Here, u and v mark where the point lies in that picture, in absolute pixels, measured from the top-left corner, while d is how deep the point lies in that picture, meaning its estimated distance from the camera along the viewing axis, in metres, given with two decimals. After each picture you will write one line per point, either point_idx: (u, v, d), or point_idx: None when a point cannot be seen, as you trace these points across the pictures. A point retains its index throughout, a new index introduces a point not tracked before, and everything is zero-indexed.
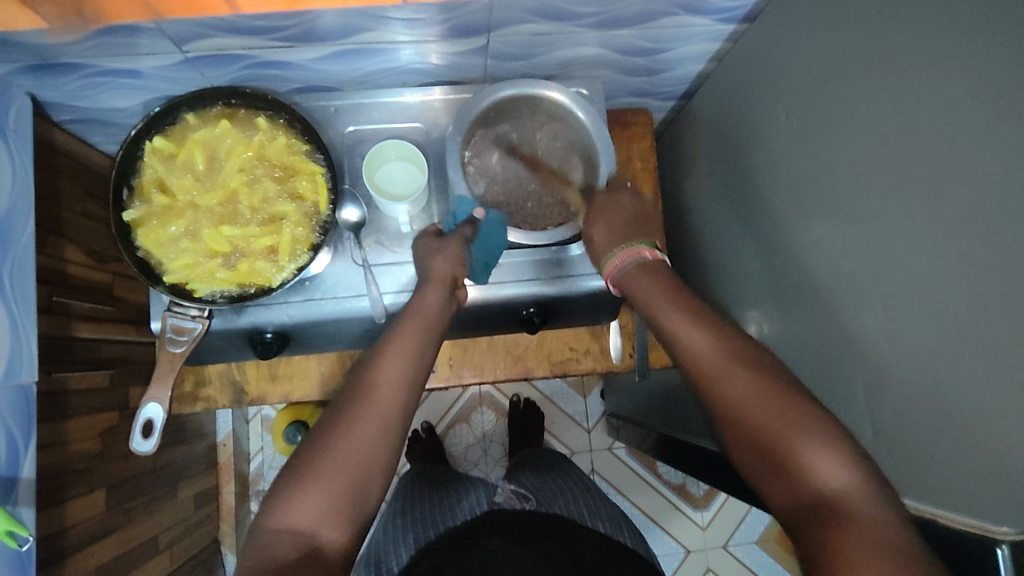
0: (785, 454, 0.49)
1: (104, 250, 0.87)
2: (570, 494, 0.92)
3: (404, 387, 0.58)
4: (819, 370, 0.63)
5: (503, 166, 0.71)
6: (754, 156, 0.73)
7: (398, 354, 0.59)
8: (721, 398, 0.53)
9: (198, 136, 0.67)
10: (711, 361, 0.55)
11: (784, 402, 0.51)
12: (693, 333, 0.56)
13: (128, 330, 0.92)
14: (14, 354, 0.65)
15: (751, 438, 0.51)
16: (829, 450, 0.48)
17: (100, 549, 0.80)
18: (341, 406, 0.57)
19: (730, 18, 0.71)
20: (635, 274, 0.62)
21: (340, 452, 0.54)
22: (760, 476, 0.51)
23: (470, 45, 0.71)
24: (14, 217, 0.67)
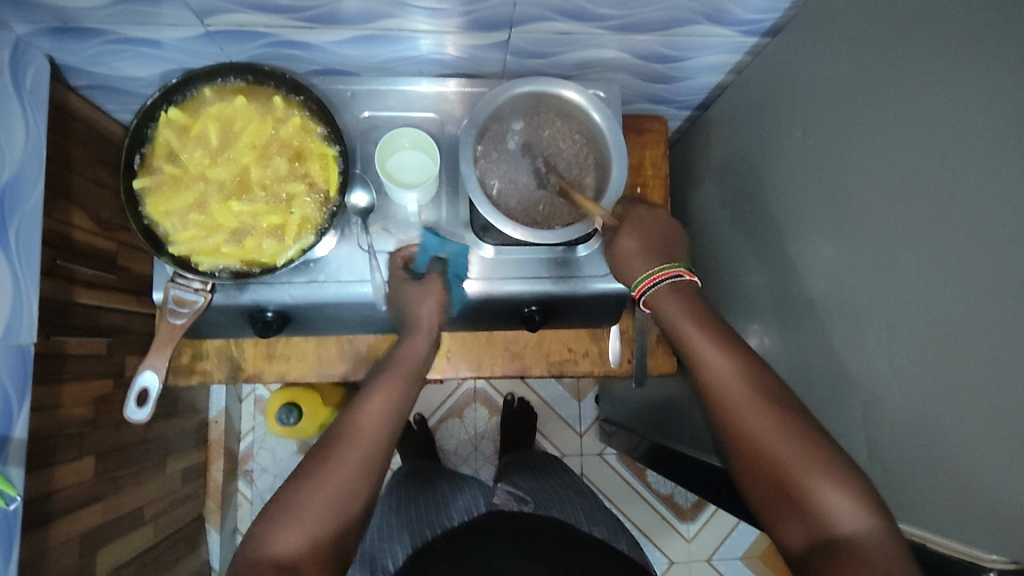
0: (801, 491, 0.51)
1: (111, 218, 0.87)
2: (568, 499, 0.93)
3: (389, 427, 0.59)
4: (816, 388, 0.63)
5: (515, 164, 0.71)
6: (766, 170, 0.73)
7: (385, 395, 0.60)
8: (739, 433, 0.55)
9: (213, 110, 0.67)
10: (732, 391, 0.56)
11: (803, 437, 0.53)
12: (713, 360, 0.58)
13: (128, 300, 0.92)
14: (14, 313, 0.65)
15: (766, 473, 0.53)
16: (839, 488, 0.50)
17: (85, 515, 0.80)
18: (325, 443, 0.58)
19: (752, 31, 0.71)
20: (665, 300, 0.62)
21: (325, 483, 0.55)
22: (771, 509, 0.54)
23: (490, 39, 0.70)
24: (24, 177, 0.67)
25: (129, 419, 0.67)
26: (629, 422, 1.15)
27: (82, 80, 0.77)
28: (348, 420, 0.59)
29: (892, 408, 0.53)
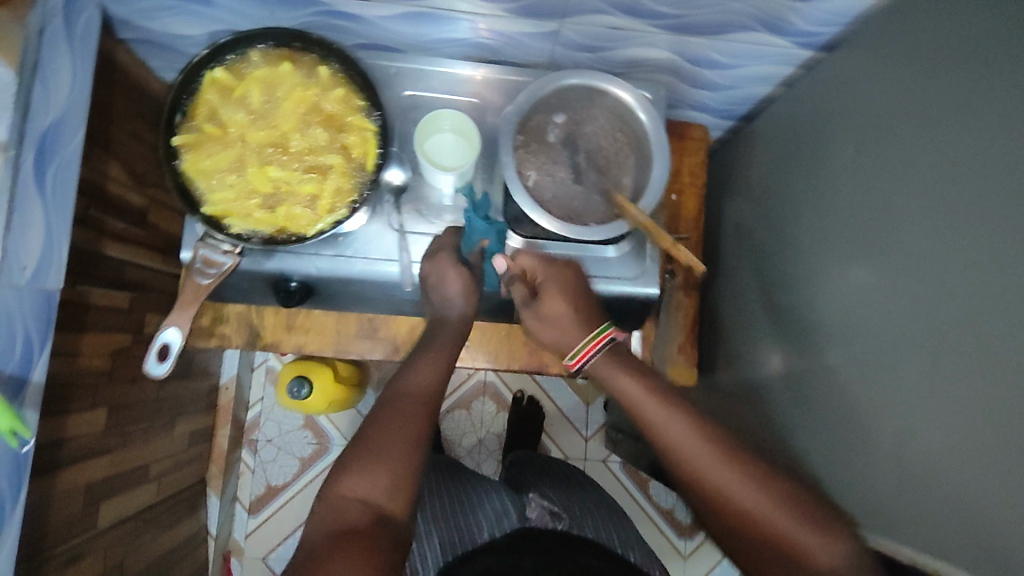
0: (788, 553, 0.54)
1: (143, 174, 0.87)
2: (601, 519, 0.90)
3: (438, 385, 0.61)
4: (836, 416, 0.61)
5: (554, 156, 0.70)
6: (805, 186, 0.71)
7: (434, 362, 0.63)
8: (732, 506, 0.56)
9: (258, 74, 0.67)
10: (711, 463, 0.57)
11: (781, 501, 0.56)
12: (681, 434, 0.59)
13: (153, 257, 0.92)
14: (42, 259, 0.64)
15: (765, 541, 0.55)
16: (828, 540, 0.54)
17: (93, 465, 0.81)
18: (383, 399, 0.59)
19: (807, 43, 0.69)
20: (607, 368, 0.64)
21: (394, 438, 0.56)
22: (772, 571, 0.55)
23: (540, 28, 0.69)
24: (65, 123, 0.66)
25: (150, 374, 0.66)
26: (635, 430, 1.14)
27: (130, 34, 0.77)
28: (397, 382, 0.61)
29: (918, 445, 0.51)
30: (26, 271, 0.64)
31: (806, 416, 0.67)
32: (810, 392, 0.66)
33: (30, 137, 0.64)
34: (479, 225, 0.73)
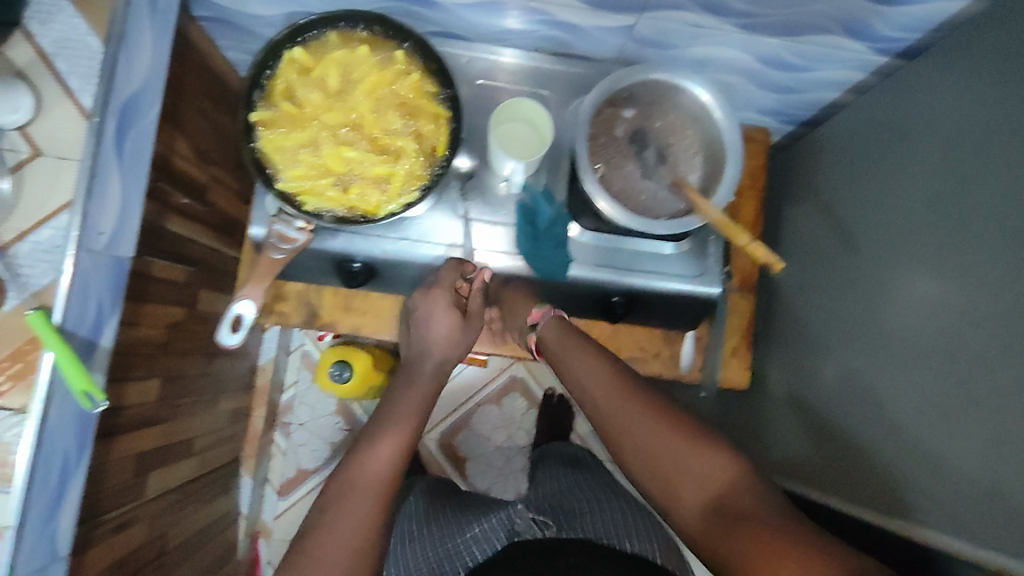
0: (686, 476, 0.57)
1: (204, 153, 0.88)
2: (602, 515, 0.78)
3: (392, 468, 0.62)
4: (895, 429, 0.60)
5: (623, 149, 0.71)
6: (870, 193, 0.70)
7: (393, 431, 0.64)
8: (627, 441, 0.61)
9: (336, 55, 0.67)
10: (622, 400, 0.63)
11: (681, 431, 0.59)
12: (588, 374, 0.66)
13: (207, 235, 0.93)
14: (119, 227, 0.65)
15: (657, 472, 0.59)
16: (709, 456, 0.56)
17: (143, 435, 0.82)
18: (328, 490, 0.60)
19: (886, 49, 0.68)
20: (550, 332, 0.73)
21: (346, 510, 0.58)
22: (662, 491, 0.58)
23: (617, 22, 0.69)
24: (145, 95, 0.66)
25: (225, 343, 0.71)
26: None
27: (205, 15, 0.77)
28: (345, 467, 0.62)
29: (983, 461, 0.49)
30: (102, 237, 0.64)
31: (859, 424, 0.65)
32: (865, 399, 0.65)
33: (111, 104, 0.63)
34: (546, 212, 0.73)
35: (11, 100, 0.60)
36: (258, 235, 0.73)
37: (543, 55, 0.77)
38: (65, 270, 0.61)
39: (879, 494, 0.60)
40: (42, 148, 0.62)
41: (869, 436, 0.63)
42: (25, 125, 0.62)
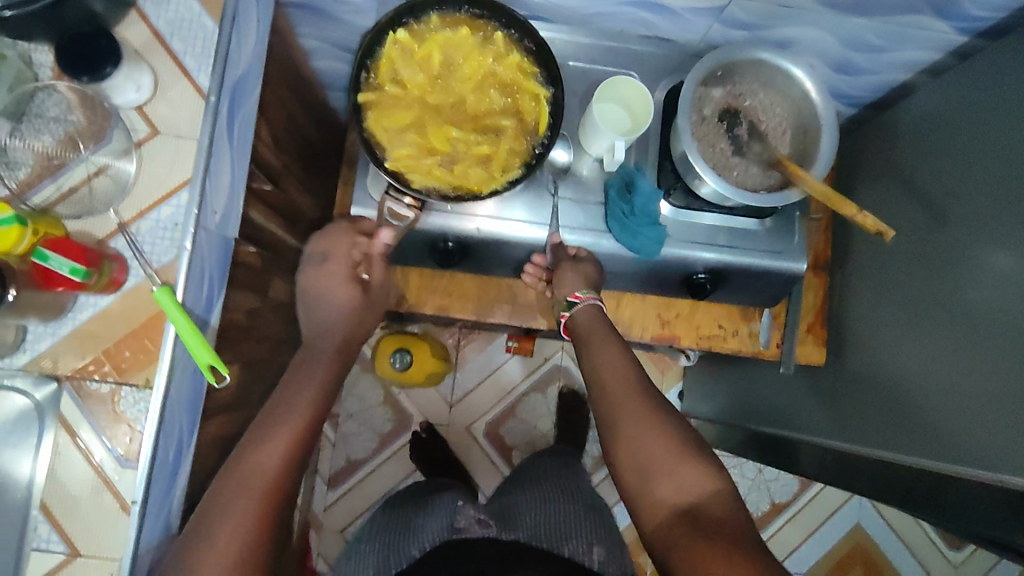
0: (669, 479, 0.59)
1: (276, 139, 0.87)
2: (551, 515, 0.77)
3: (281, 470, 0.60)
4: (994, 393, 0.62)
5: (717, 127, 0.72)
6: (953, 168, 0.72)
7: (284, 426, 0.62)
8: (622, 440, 0.62)
9: (438, 36, 0.68)
10: (627, 401, 0.64)
11: (674, 439, 0.61)
12: (611, 359, 0.67)
13: (275, 221, 0.92)
14: (227, 206, 0.67)
15: (641, 474, 0.60)
16: (699, 472, 0.59)
17: (227, 420, 0.81)
18: (223, 480, 0.59)
19: (969, 29, 0.70)
20: (582, 310, 0.72)
21: (233, 510, 0.57)
22: (638, 489, 0.61)
23: (712, 4, 0.70)
24: (248, 77, 0.68)
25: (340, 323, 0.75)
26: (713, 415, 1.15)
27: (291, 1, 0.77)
28: (240, 460, 0.59)
29: None
30: (215, 216, 0.65)
31: (950, 390, 0.68)
32: (961, 366, 0.67)
33: (226, 83, 0.63)
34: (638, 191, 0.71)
35: (135, 80, 0.60)
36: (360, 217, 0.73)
37: (628, 39, 0.78)
38: (187, 246, 0.61)
39: (983, 456, 0.62)
40: (160, 128, 0.63)
41: (970, 420, 0.64)
42: (144, 105, 0.63)
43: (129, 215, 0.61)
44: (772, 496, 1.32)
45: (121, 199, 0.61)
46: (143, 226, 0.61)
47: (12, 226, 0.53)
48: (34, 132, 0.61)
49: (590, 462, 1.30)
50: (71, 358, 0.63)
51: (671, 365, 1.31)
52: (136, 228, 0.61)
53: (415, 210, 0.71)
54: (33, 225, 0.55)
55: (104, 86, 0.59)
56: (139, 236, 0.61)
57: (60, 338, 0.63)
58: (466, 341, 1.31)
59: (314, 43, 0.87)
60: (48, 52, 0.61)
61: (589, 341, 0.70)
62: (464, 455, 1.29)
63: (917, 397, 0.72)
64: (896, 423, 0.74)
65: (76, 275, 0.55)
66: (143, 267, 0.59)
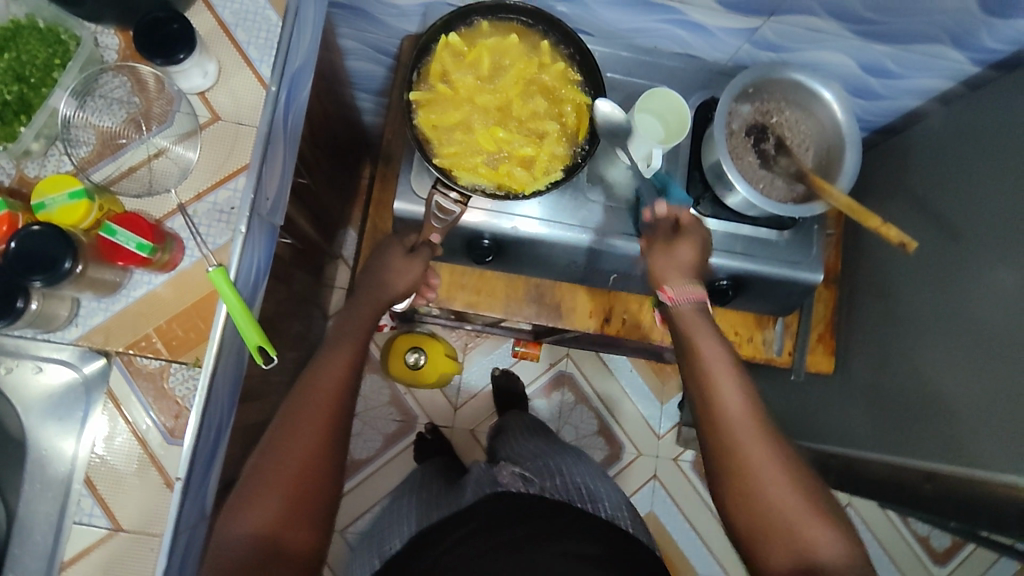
0: (792, 536, 0.54)
1: (311, 134, 0.89)
2: (576, 479, 0.85)
3: (345, 387, 0.61)
4: (1001, 402, 0.66)
5: (746, 140, 0.76)
6: (964, 188, 0.77)
7: (342, 350, 0.63)
8: (750, 468, 0.57)
9: (489, 42, 0.71)
10: (757, 438, 0.58)
11: (807, 502, 0.55)
12: (734, 401, 0.59)
13: (302, 215, 0.94)
14: (278, 194, 0.69)
15: (766, 516, 0.55)
16: (830, 529, 0.54)
17: (252, 408, 0.82)
18: (291, 396, 0.60)
19: (982, 60, 0.75)
20: (692, 325, 0.64)
21: (301, 425, 0.58)
22: (757, 534, 0.56)
23: (745, 24, 0.75)
24: (304, 71, 0.70)
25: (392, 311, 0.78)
26: None
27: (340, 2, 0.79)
28: (306, 378, 0.61)
29: None
30: (267, 202, 0.66)
31: (959, 397, 0.72)
32: (970, 372, 0.71)
33: (285, 75, 0.66)
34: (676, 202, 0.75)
35: (202, 66, 0.62)
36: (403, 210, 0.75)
37: (662, 55, 0.82)
38: (242, 229, 0.62)
39: (994, 459, 0.65)
40: (222, 114, 0.65)
41: (984, 426, 0.68)
42: (206, 90, 0.64)
43: (187, 196, 0.63)
44: None
45: (181, 179, 0.63)
46: (199, 208, 0.63)
47: (81, 201, 0.56)
48: (98, 112, 0.62)
49: None
50: (126, 333, 0.61)
51: (672, 378, 1.36)
52: (194, 209, 0.63)
53: (462, 206, 0.72)
54: (100, 201, 0.58)
55: (173, 70, 0.61)
56: (196, 216, 0.63)
57: (113, 313, 0.61)
58: (472, 343, 1.33)
59: (353, 43, 0.90)
60: (114, 35, 0.63)
61: (709, 376, 0.61)
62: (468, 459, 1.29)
63: (934, 404, 0.75)
64: (912, 426, 0.78)
65: (140, 249, 0.56)
66: (201, 246, 0.61)
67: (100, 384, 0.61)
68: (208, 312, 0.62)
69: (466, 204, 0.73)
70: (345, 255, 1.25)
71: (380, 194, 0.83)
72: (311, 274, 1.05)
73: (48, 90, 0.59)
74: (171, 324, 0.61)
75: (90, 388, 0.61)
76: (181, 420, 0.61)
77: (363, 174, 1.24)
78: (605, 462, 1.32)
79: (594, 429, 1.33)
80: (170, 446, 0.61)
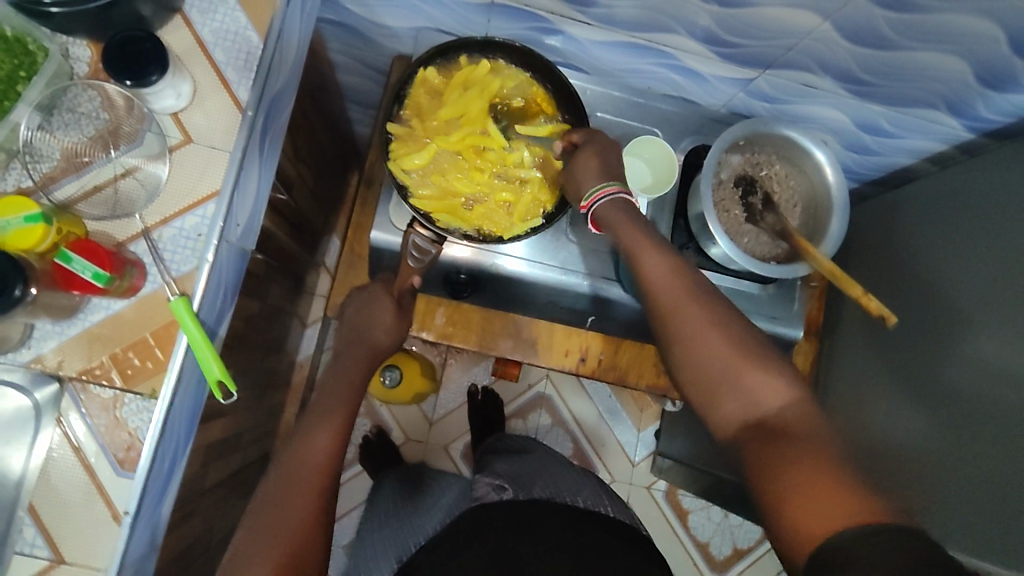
0: (742, 402, 0.50)
1: (294, 148, 0.87)
2: (552, 475, 0.85)
3: (332, 458, 0.59)
4: (973, 476, 0.65)
5: (734, 193, 0.74)
6: (950, 253, 0.75)
7: (330, 416, 0.61)
8: (685, 345, 0.54)
9: (468, 77, 0.68)
10: (684, 305, 0.54)
11: (741, 345, 0.52)
12: (654, 262, 0.57)
13: (280, 229, 0.91)
14: (250, 220, 0.67)
15: (712, 380, 0.52)
16: (774, 377, 0.50)
17: (215, 426, 0.79)
18: (275, 478, 0.57)
19: (976, 128, 0.74)
20: (614, 217, 0.60)
21: (289, 506, 0.54)
22: (708, 395, 0.52)
23: (741, 75, 0.74)
24: (285, 94, 0.68)
25: None
26: (688, 457, 1.17)
27: (329, 21, 0.77)
28: (289, 454, 0.59)
29: None
30: (237, 229, 0.64)
31: (932, 468, 0.70)
32: (944, 443, 0.70)
33: (264, 99, 0.63)
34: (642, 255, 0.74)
35: (176, 88, 0.60)
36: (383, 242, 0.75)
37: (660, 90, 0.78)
38: (209, 258, 0.60)
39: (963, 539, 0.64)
40: (195, 136, 0.63)
41: (957, 496, 0.66)
42: (180, 112, 0.62)
43: (153, 221, 0.61)
44: (734, 540, 1.33)
45: (148, 203, 0.61)
46: (165, 233, 0.61)
47: (38, 224, 0.54)
48: (63, 127, 0.60)
49: None
50: (79, 358, 0.59)
51: (651, 406, 1.34)
52: (159, 234, 0.61)
53: (439, 246, 0.71)
54: (57, 223, 0.55)
55: (144, 92, 0.58)
56: (160, 242, 0.61)
57: (68, 338, 0.59)
58: (451, 359, 1.31)
59: (342, 58, 0.87)
60: (86, 47, 0.61)
61: (629, 246, 0.59)
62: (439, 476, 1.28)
63: (912, 468, 0.73)
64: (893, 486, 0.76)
65: (96, 279, 0.55)
66: (163, 274, 0.59)
67: (50, 410, 0.59)
68: (168, 341, 0.60)
69: (443, 243, 0.71)
70: (327, 264, 1.23)
71: (359, 218, 0.80)
72: (287, 285, 1.03)
73: (10, 104, 0.58)
74: (128, 352, 0.59)
75: (38, 414, 0.58)
76: (132, 454, 0.60)
77: (350, 183, 1.22)
78: None
79: (569, 453, 1.32)
80: (118, 477, 0.60)
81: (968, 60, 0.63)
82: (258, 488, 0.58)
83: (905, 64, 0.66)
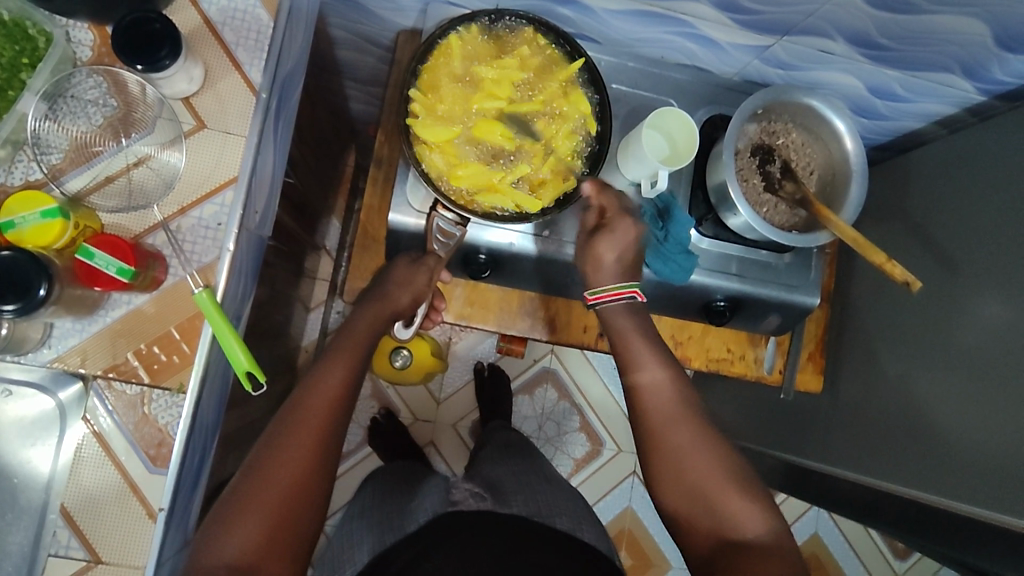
0: (713, 515, 0.59)
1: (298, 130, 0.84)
2: (532, 490, 0.85)
3: (343, 399, 0.59)
4: (991, 434, 0.67)
5: (753, 161, 0.74)
6: (959, 217, 0.76)
7: (338, 366, 0.60)
8: (670, 452, 0.63)
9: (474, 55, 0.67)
10: (678, 424, 0.64)
11: (724, 464, 0.62)
12: (653, 373, 0.67)
13: (285, 212, 0.89)
14: (266, 207, 0.66)
15: (692, 490, 0.61)
16: (740, 495, 0.60)
17: (239, 415, 0.78)
18: (284, 412, 0.57)
19: (987, 90, 0.75)
20: (619, 316, 0.70)
21: (296, 437, 0.55)
22: (682, 507, 0.62)
23: (758, 41, 0.73)
24: (294, 75, 0.66)
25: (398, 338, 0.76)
26: None
27: None
28: (304, 390, 0.59)
29: None
30: (255, 215, 0.62)
31: (946, 429, 0.72)
32: (957, 406, 0.72)
33: (277, 80, 0.61)
34: (678, 229, 0.73)
35: (188, 71, 0.58)
36: (403, 224, 0.73)
37: (678, 47, 0.77)
38: (230, 246, 0.57)
39: (980, 495, 0.67)
40: (209, 121, 0.60)
41: (979, 455, 0.68)
42: (191, 96, 0.60)
43: (171, 211, 0.59)
44: None
45: (165, 194, 0.59)
46: (183, 224, 0.59)
47: (55, 220, 0.53)
48: (70, 115, 0.58)
49: (572, 464, 1.32)
50: (104, 355, 0.56)
51: None
52: (177, 225, 0.59)
53: (463, 227, 0.70)
54: (75, 218, 0.55)
55: (156, 76, 0.56)
56: (179, 232, 0.59)
57: (89, 335, 0.57)
58: (455, 337, 1.31)
59: (344, 36, 0.84)
60: (88, 30, 0.59)
61: (630, 348, 0.68)
62: (449, 454, 1.28)
63: (929, 426, 0.75)
64: (911, 445, 0.77)
65: (120, 274, 0.54)
66: (184, 267, 0.58)
67: (77, 408, 0.58)
68: (194, 334, 0.58)
69: (466, 225, 0.70)
70: (328, 247, 1.20)
71: (372, 199, 0.79)
72: (291, 269, 1.01)
73: (16, 94, 0.56)
74: (151, 347, 0.57)
75: (65, 413, 0.58)
76: (164, 450, 0.60)
77: (348, 162, 1.18)
78: (586, 457, 1.32)
79: (576, 426, 1.32)
80: (153, 475, 0.61)
81: (987, 22, 0.63)
82: (272, 419, 0.58)
83: (925, 27, 0.65)
